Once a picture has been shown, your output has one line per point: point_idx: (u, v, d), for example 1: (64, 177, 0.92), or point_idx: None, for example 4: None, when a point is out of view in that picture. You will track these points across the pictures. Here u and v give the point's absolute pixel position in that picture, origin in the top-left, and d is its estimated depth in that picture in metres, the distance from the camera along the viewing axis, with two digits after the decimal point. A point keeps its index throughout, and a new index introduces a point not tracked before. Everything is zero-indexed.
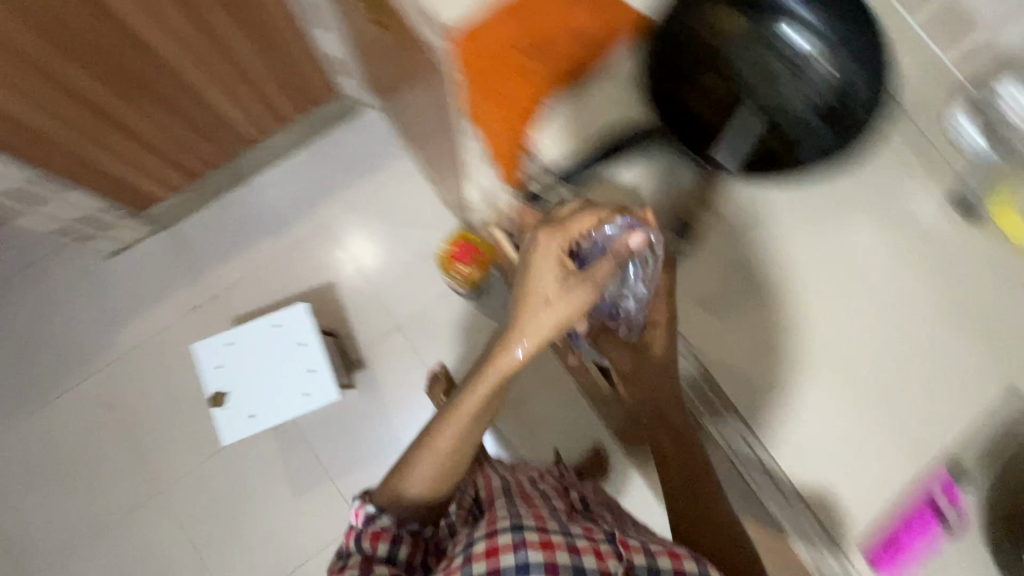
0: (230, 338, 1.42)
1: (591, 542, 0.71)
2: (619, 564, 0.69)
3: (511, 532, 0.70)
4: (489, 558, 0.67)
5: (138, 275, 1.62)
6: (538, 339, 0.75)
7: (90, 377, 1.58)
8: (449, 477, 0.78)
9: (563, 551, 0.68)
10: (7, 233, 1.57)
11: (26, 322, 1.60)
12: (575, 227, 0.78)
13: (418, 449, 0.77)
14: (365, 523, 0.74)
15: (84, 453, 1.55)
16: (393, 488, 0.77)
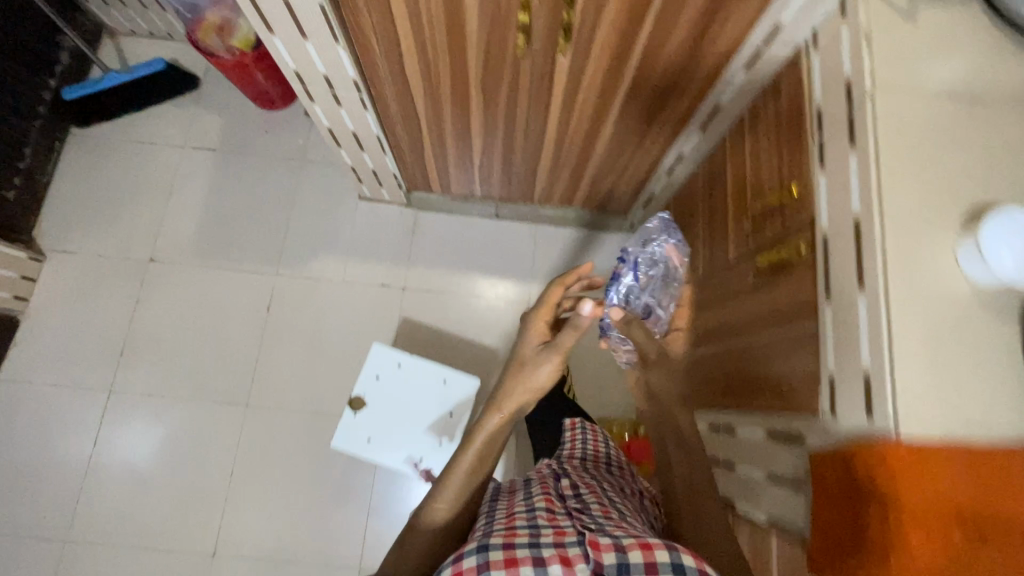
0: (413, 369, 1.39)
1: (558, 545, 0.69)
2: (588, 565, 0.67)
3: (477, 553, 0.68)
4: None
5: (300, 227, 1.77)
6: (528, 384, 0.98)
7: (220, 258, 1.75)
8: (467, 495, 0.85)
9: (528, 564, 0.67)
10: (212, 159, 1.83)
11: (211, 219, 1.78)
12: (554, 299, 1.06)
13: (415, 529, 0.81)
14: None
15: (164, 348, 1.68)
16: (403, 549, 0.80)
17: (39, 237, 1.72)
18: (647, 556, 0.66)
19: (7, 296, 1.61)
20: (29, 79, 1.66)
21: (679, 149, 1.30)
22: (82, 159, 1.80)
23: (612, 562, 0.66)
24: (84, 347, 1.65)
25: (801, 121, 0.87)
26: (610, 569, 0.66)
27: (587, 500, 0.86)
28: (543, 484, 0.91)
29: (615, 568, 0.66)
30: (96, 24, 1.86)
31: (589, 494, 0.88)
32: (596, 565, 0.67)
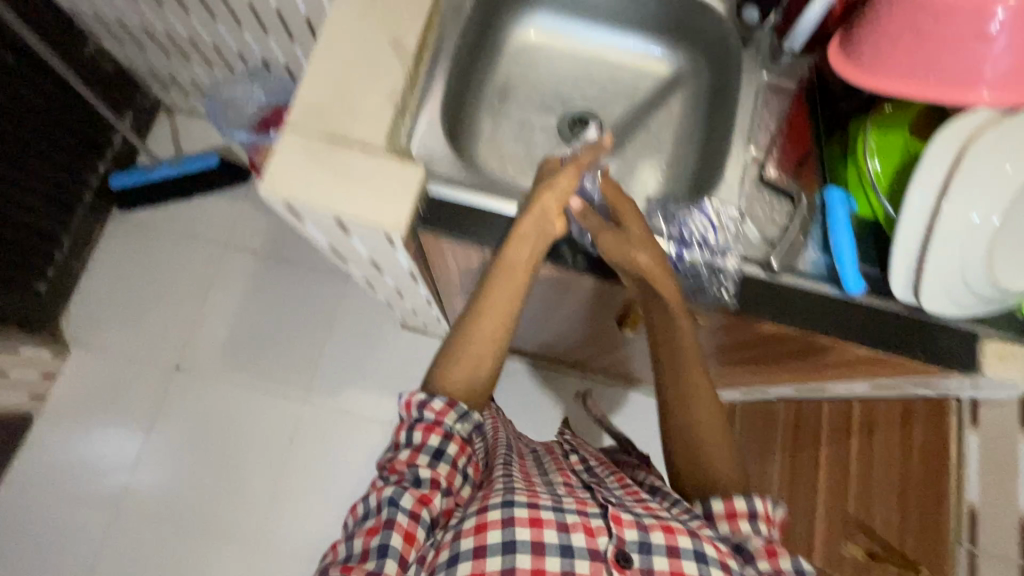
0: None
1: (581, 513, 0.57)
2: (611, 541, 0.55)
3: (502, 506, 0.56)
4: (477, 536, 0.54)
5: (336, 351, 1.68)
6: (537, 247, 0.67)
7: (249, 376, 1.65)
8: (494, 370, 0.65)
9: (554, 529, 0.54)
10: (256, 265, 1.73)
11: (245, 331, 1.68)
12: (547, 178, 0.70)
13: (462, 341, 0.64)
14: (416, 413, 0.61)
15: (183, 468, 1.57)
16: (441, 372, 0.63)
17: (66, 328, 1.64)
18: (670, 539, 0.55)
19: (23, 398, 1.52)
20: (77, 166, 1.57)
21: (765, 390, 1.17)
22: (120, 247, 1.71)
23: (635, 540, 0.55)
24: (96, 457, 1.57)
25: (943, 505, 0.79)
26: (632, 547, 0.54)
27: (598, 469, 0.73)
28: (552, 456, 0.76)
29: (637, 547, 0.54)
30: (154, 102, 1.75)
31: (603, 465, 0.75)
32: (619, 542, 0.55)
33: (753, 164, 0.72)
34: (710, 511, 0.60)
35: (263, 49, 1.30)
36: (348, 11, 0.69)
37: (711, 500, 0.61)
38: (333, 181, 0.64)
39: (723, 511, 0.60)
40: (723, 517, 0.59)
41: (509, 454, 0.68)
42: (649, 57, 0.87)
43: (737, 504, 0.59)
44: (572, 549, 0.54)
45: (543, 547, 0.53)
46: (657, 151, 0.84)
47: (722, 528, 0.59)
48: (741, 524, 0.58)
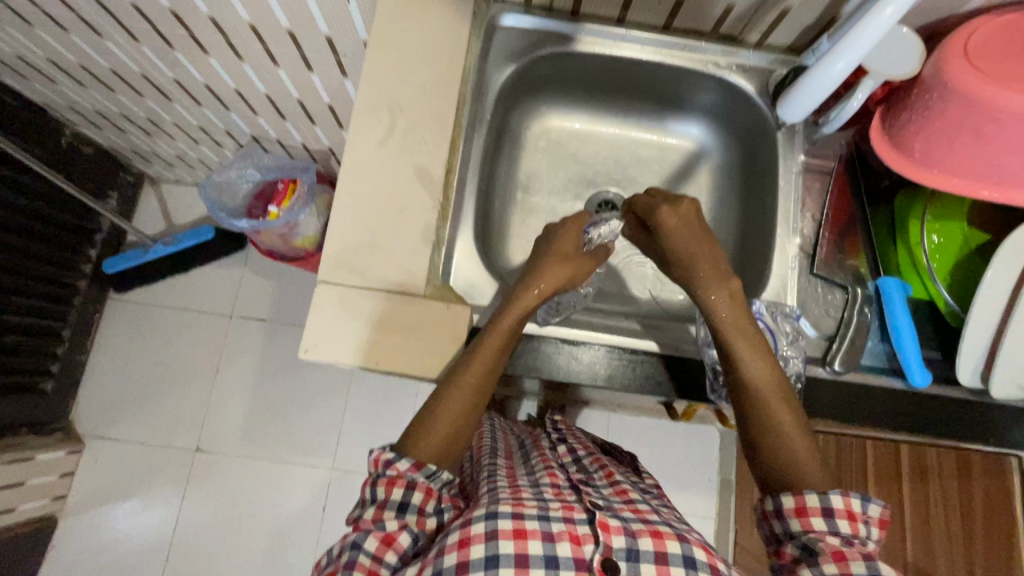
0: None
1: (567, 521, 0.54)
2: (598, 549, 0.52)
3: (485, 518, 0.52)
4: (461, 551, 0.51)
5: (357, 414, 1.64)
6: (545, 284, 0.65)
7: (271, 448, 1.61)
8: (469, 428, 0.61)
9: (538, 540, 0.52)
10: (263, 332, 1.68)
11: (261, 402, 1.64)
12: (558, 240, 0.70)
13: (432, 409, 0.60)
14: (381, 468, 0.56)
15: (214, 550, 1.54)
16: (415, 438, 0.59)
17: (77, 422, 1.59)
18: (658, 544, 0.53)
19: (44, 502, 1.48)
20: (66, 257, 1.50)
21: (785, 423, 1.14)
22: (122, 330, 1.66)
23: (622, 547, 0.52)
24: (126, 551, 1.54)
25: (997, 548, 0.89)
26: (619, 555, 0.52)
27: (588, 467, 0.71)
28: (538, 453, 0.74)
29: (625, 555, 0.52)
30: (137, 175, 1.67)
31: (590, 461, 0.72)
32: (606, 550, 0.52)
33: (799, 256, 0.70)
34: (782, 507, 0.55)
35: (253, 128, 1.24)
36: (367, 145, 0.65)
37: (781, 496, 0.55)
38: (376, 333, 0.60)
39: (793, 507, 0.54)
40: (792, 513, 0.54)
41: (493, 471, 0.66)
42: (672, 132, 0.85)
43: (808, 500, 0.54)
44: (557, 561, 0.51)
45: (526, 560, 0.50)
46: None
47: (794, 526, 0.54)
48: (814, 523, 0.53)
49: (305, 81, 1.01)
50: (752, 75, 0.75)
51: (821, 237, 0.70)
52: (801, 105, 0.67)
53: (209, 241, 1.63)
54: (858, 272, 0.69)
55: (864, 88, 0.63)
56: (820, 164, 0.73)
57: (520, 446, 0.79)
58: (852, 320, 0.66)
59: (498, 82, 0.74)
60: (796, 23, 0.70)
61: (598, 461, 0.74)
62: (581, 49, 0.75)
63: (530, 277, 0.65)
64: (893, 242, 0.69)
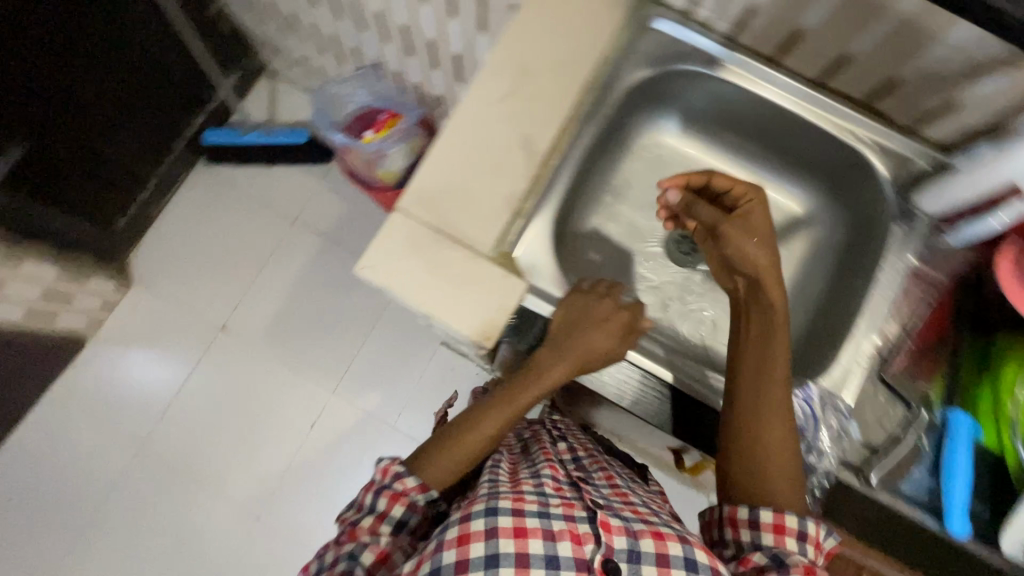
0: None
1: (568, 518, 0.55)
2: (599, 549, 0.53)
3: (485, 515, 0.53)
4: (459, 548, 0.52)
5: (373, 353, 1.67)
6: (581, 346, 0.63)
7: (287, 353, 1.67)
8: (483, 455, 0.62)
9: (538, 539, 0.52)
10: (318, 246, 1.73)
11: (294, 308, 1.69)
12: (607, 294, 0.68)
13: (454, 438, 0.61)
14: (387, 480, 0.58)
15: (206, 423, 1.62)
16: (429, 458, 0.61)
17: (132, 265, 1.70)
18: (660, 545, 0.54)
19: (81, 323, 1.59)
20: (176, 115, 1.60)
21: None
22: (197, 198, 1.75)
23: (624, 548, 0.53)
24: (132, 395, 1.63)
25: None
26: (620, 556, 0.53)
27: (586, 466, 0.69)
28: (537, 445, 0.72)
29: (626, 556, 0.53)
30: (259, 65, 1.76)
31: (590, 459, 0.71)
32: (607, 550, 0.53)
33: (873, 356, 0.66)
34: (758, 519, 0.56)
35: (378, 52, 1.27)
36: (485, 96, 0.66)
37: (761, 509, 0.56)
38: (431, 277, 0.61)
39: (771, 523, 0.55)
40: (768, 528, 0.55)
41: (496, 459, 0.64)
42: (781, 188, 0.81)
43: (789, 521, 0.55)
44: (559, 560, 0.52)
45: (527, 559, 0.51)
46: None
47: (765, 539, 0.55)
48: (787, 540, 0.54)
49: (444, 23, 1.03)
50: (888, 160, 0.70)
51: (902, 347, 0.67)
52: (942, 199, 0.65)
53: (300, 145, 1.69)
54: (929, 397, 0.65)
55: (1010, 210, 0.58)
56: (926, 271, 0.68)
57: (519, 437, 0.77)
58: (901, 439, 0.63)
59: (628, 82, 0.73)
60: (954, 119, 0.65)
61: (596, 460, 0.72)
62: (722, 75, 0.72)
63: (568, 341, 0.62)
64: (980, 376, 0.63)
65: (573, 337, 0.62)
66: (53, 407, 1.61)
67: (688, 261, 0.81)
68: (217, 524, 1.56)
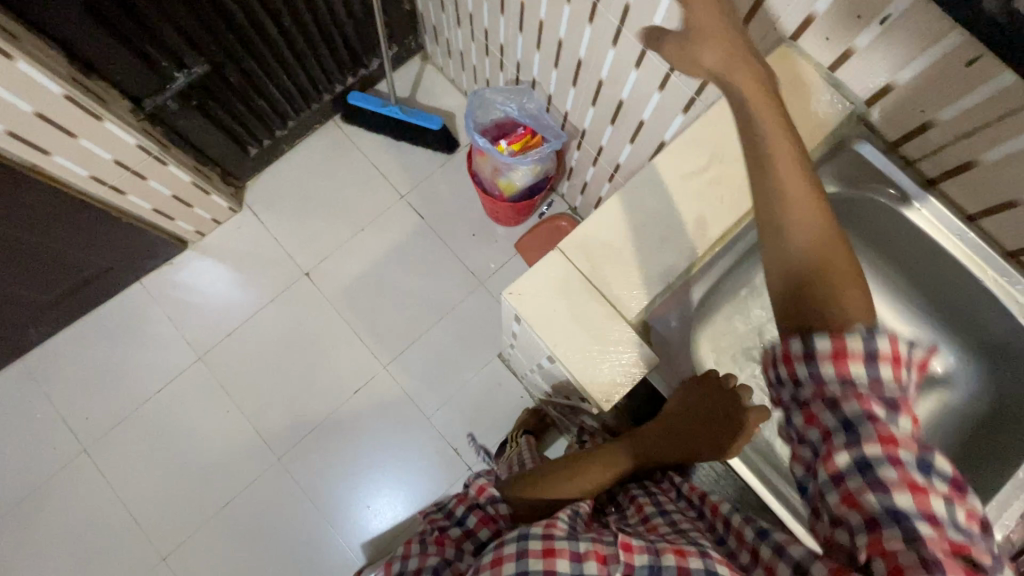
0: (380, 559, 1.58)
1: (592, 542, 0.57)
2: (620, 567, 0.54)
3: (517, 541, 0.57)
4: (491, 568, 0.56)
5: (432, 343, 1.71)
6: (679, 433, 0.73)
7: (355, 315, 1.73)
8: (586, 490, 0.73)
9: (565, 559, 0.55)
10: (415, 227, 1.79)
11: (374, 276, 1.76)
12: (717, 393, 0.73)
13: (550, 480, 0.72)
14: (483, 500, 0.72)
15: (263, 353, 1.70)
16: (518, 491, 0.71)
17: (249, 190, 1.81)
18: (680, 561, 0.54)
19: (190, 229, 1.71)
20: (334, 72, 1.71)
21: None
22: (323, 149, 1.85)
23: (643, 564, 0.55)
24: (209, 306, 1.73)
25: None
26: (640, 571, 0.54)
27: (625, 510, 0.71)
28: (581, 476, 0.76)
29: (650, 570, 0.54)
30: (417, 46, 1.85)
31: (629, 500, 0.73)
32: (626, 567, 0.54)
33: (1004, 546, 0.78)
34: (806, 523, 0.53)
35: (541, 74, 1.32)
36: (670, 171, 0.68)
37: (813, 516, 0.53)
38: (572, 324, 0.64)
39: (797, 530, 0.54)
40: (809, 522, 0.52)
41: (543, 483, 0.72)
42: (938, 352, 0.92)
43: (894, 428, 0.48)
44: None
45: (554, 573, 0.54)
46: None
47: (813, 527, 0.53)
48: (896, 448, 0.47)
49: (622, 72, 1.06)
50: None
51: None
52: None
53: (430, 130, 1.77)
54: None
55: None
56: None
57: None
58: None
59: None
60: None
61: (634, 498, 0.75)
62: None
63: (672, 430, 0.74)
64: None
65: (699, 423, 0.71)
66: (141, 295, 1.74)
67: None
68: (242, 451, 1.63)
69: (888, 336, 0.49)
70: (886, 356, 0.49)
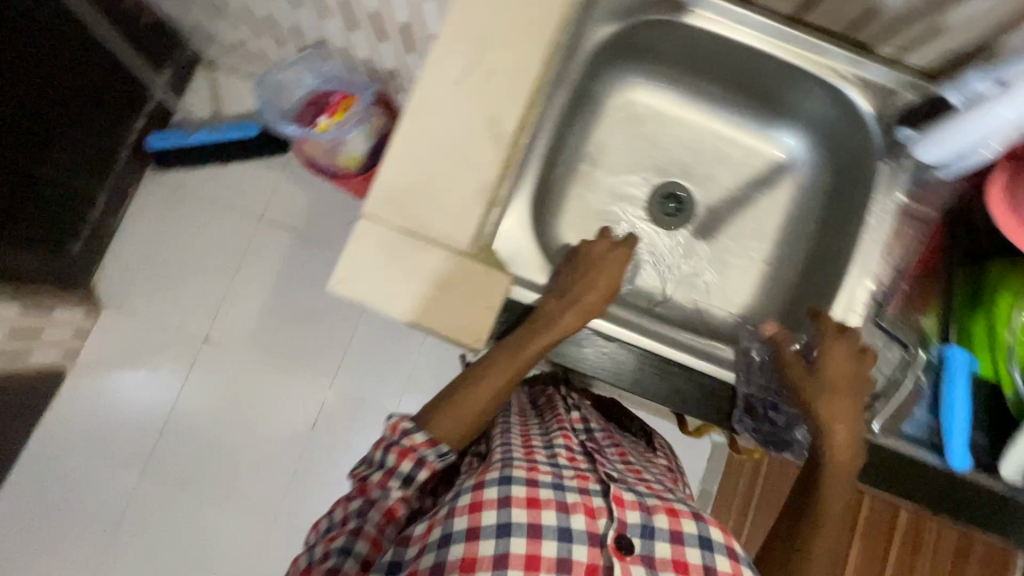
0: None
1: (582, 492, 0.55)
2: (610, 524, 0.54)
3: (498, 484, 0.54)
4: (471, 514, 0.52)
5: (365, 344, 1.64)
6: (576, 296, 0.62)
7: (277, 355, 1.63)
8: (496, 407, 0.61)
9: (551, 510, 0.53)
10: (290, 243, 1.66)
11: (275, 309, 1.64)
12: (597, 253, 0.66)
13: (461, 392, 0.59)
14: (397, 436, 0.57)
15: (206, 435, 1.60)
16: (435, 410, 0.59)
17: (98, 288, 1.63)
18: (673, 523, 0.55)
19: (54, 355, 1.53)
20: (115, 123, 1.49)
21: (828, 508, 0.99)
22: (152, 207, 1.66)
23: (637, 524, 0.54)
24: (122, 419, 1.60)
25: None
26: (634, 531, 0.54)
27: (599, 440, 0.69)
28: (552, 411, 0.72)
29: (638, 532, 0.54)
30: (193, 56, 1.62)
31: (602, 435, 0.71)
32: (620, 526, 0.54)
33: (869, 303, 0.67)
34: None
35: (322, 29, 1.18)
36: (442, 76, 0.60)
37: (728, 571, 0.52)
38: (411, 283, 0.58)
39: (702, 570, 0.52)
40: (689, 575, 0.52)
41: (507, 424, 0.66)
42: (766, 134, 0.78)
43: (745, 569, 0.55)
44: (571, 532, 0.52)
45: (540, 529, 0.52)
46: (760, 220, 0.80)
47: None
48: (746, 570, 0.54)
49: None
50: None
51: (893, 289, 0.67)
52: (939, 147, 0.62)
53: (250, 138, 1.59)
54: (925, 332, 0.65)
55: (1003, 135, 0.55)
56: (916, 209, 0.67)
57: (534, 406, 0.77)
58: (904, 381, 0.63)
59: (597, 38, 0.68)
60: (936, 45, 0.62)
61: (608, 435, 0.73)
62: (688, 19, 0.67)
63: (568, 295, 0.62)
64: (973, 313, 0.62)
65: (587, 281, 0.63)
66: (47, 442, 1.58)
67: (676, 222, 0.78)
68: (234, 533, 1.56)
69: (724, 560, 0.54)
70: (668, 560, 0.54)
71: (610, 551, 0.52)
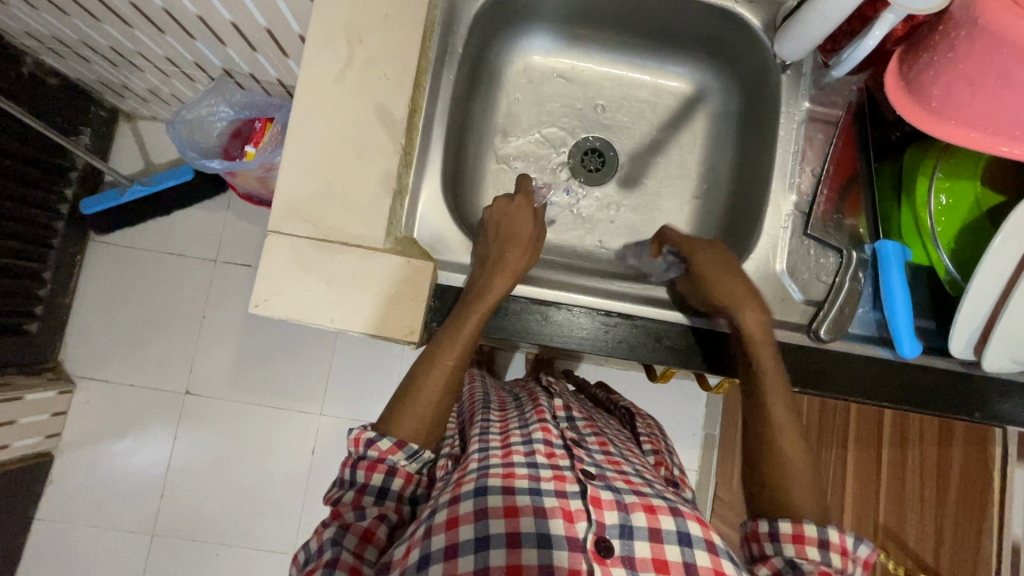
0: None
1: (560, 495, 0.52)
2: (591, 527, 0.50)
3: (474, 496, 0.51)
4: (449, 532, 0.49)
5: None
6: (502, 260, 0.63)
7: None
8: (452, 400, 0.61)
9: (529, 516, 0.50)
10: None
11: None
12: (504, 212, 0.67)
13: (413, 386, 0.59)
14: (362, 449, 0.57)
15: None
16: (398, 413, 0.59)
17: (65, 362, 1.39)
18: (652, 521, 0.51)
19: (38, 439, 1.30)
20: None
21: (823, 429, 0.97)
22: (109, 274, 1.42)
23: (614, 524, 0.51)
24: (112, 500, 1.36)
25: (982, 527, 0.66)
26: (612, 532, 0.50)
27: (580, 428, 0.66)
28: (532, 402, 0.69)
29: (618, 532, 0.50)
30: (110, 109, 1.43)
31: (583, 423, 0.68)
32: (598, 528, 0.50)
33: (794, 215, 0.68)
34: (827, 539, 0.52)
35: (223, 60, 1.07)
36: (322, 78, 0.59)
37: (829, 528, 0.53)
38: (333, 290, 0.57)
39: (790, 533, 0.53)
40: (789, 539, 0.53)
41: (484, 424, 0.64)
42: (666, 73, 0.81)
43: (725, 561, 0.50)
44: (551, 538, 0.49)
45: (518, 538, 0.49)
46: (685, 158, 0.80)
47: (835, 561, 0.52)
48: (724, 564, 0.50)
49: (272, 6, 0.87)
50: None
51: (818, 194, 0.66)
52: (803, 44, 0.63)
53: (190, 181, 1.37)
54: (857, 233, 0.66)
55: (883, 23, 0.56)
56: (824, 113, 0.69)
57: (513, 399, 0.76)
58: (839, 280, 0.64)
59: (471, 11, 0.70)
60: None
61: (592, 423, 0.69)
62: None
63: (492, 263, 0.62)
64: (898, 203, 0.65)
65: (503, 240, 0.64)
66: (32, 554, 1.34)
67: (600, 176, 0.80)
68: None
69: (704, 551, 0.50)
70: (651, 548, 0.50)
71: (591, 556, 0.49)
